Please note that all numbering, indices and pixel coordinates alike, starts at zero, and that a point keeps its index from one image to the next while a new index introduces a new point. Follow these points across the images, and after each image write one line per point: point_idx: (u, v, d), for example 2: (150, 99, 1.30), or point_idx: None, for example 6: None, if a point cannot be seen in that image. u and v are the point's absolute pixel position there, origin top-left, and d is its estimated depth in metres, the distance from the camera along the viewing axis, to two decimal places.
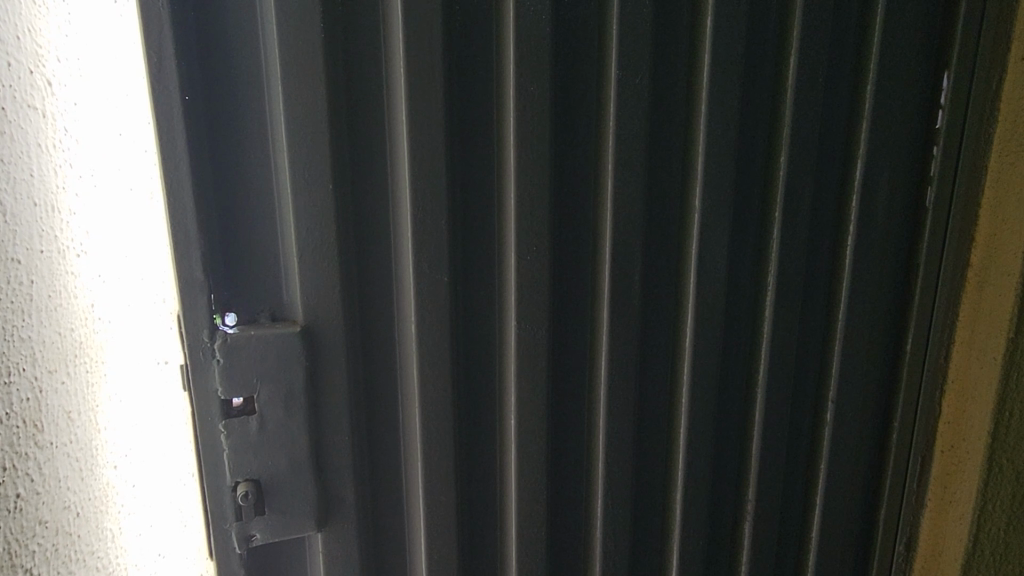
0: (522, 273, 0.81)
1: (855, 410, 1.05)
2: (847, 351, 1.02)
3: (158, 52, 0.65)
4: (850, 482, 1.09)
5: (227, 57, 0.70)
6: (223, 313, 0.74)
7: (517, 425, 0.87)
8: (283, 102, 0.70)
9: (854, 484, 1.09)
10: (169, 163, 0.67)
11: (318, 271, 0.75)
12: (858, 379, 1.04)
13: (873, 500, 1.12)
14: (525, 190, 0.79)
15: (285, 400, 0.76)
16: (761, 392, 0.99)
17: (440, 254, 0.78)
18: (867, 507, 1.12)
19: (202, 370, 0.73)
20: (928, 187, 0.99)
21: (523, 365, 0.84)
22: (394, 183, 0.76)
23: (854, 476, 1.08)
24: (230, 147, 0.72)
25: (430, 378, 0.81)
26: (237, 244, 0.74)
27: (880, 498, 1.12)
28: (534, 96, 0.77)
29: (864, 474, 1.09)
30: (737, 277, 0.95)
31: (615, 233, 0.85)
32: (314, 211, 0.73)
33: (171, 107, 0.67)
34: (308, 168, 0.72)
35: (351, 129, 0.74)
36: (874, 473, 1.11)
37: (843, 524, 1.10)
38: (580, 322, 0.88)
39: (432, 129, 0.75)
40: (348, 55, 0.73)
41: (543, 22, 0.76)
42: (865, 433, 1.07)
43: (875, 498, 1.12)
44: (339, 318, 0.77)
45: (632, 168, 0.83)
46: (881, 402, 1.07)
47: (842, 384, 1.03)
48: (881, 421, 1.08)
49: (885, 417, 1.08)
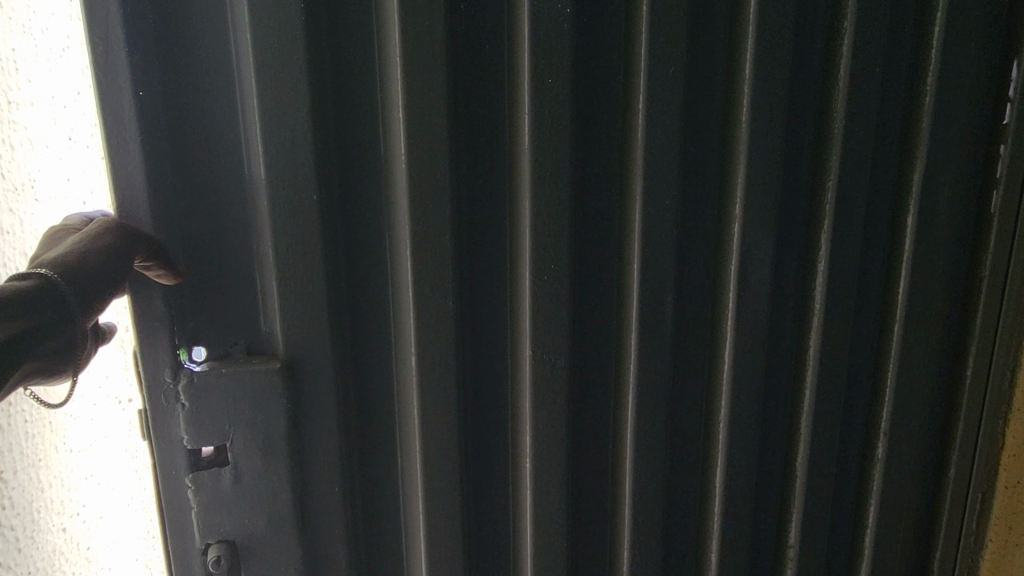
0: (538, 296, 0.70)
1: (910, 440, 0.94)
2: (901, 374, 0.91)
3: (103, 48, 0.54)
4: (902, 517, 0.97)
5: (192, 43, 0.58)
6: (190, 348, 0.63)
7: (533, 472, 0.75)
8: (258, 99, 0.59)
9: (905, 520, 0.98)
10: (121, 181, 0.57)
11: (301, 298, 0.64)
12: (912, 408, 0.92)
13: (925, 535, 1.01)
14: (542, 201, 0.68)
15: (263, 447, 0.65)
16: (807, 425, 0.88)
17: (444, 276, 0.67)
18: (918, 543, 1.01)
19: (165, 416, 0.62)
20: (994, 192, 0.88)
21: (540, 402, 0.73)
22: (389, 194, 0.65)
23: (907, 514, 0.98)
24: (196, 152, 0.60)
25: (433, 419, 0.70)
26: (204, 266, 0.62)
27: (934, 533, 1.00)
28: (553, 93, 0.66)
29: (916, 508, 0.98)
30: (781, 293, 0.83)
31: (645, 249, 0.73)
32: (295, 228, 0.62)
33: (121, 105, 0.55)
34: (287, 180, 0.61)
35: (339, 132, 0.63)
36: (927, 506, 0.99)
37: (894, 562, 0.99)
38: (605, 350, 0.77)
39: (434, 131, 0.63)
40: (334, 42, 0.61)
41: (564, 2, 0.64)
42: (919, 464, 0.96)
43: (927, 533, 1.01)
44: (325, 351, 0.65)
45: (665, 175, 0.72)
46: (935, 429, 0.96)
47: (897, 412, 0.92)
48: (933, 450, 0.97)
49: (938, 445, 0.97)
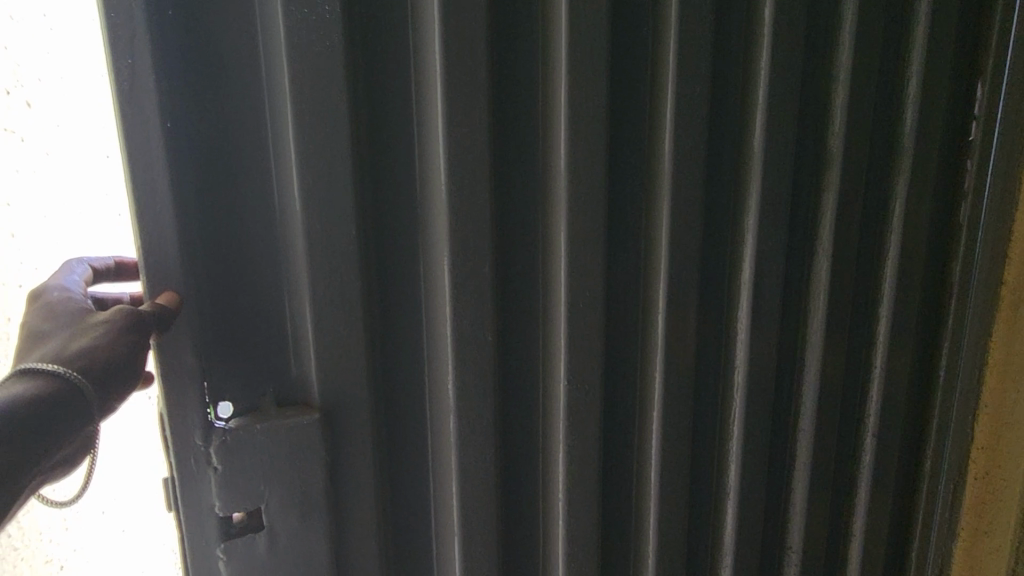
0: (572, 325, 0.67)
1: (895, 442, 0.98)
2: (888, 382, 0.94)
3: (129, 75, 0.47)
4: (886, 515, 1.01)
5: (219, 66, 0.52)
6: (217, 405, 0.57)
7: (565, 507, 0.72)
8: (293, 128, 0.53)
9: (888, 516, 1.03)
10: (148, 225, 0.50)
11: (338, 343, 0.58)
12: (897, 411, 0.96)
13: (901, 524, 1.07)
14: (578, 227, 0.65)
15: (300, 507, 0.59)
16: (808, 434, 0.90)
17: (483, 309, 0.63)
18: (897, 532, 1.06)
19: (196, 482, 0.55)
20: (962, 202, 0.94)
21: (573, 436, 0.69)
22: (424, 224, 0.61)
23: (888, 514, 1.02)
24: (223, 186, 0.54)
25: (470, 462, 0.65)
26: (233, 314, 0.56)
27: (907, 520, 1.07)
28: (588, 112, 0.62)
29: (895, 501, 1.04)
30: (785, 305, 0.85)
31: (672, 271, 0.71)
32: (332, 265, 0.57)
33: (148, 139, 0.49)
34: (321, 215, 0.55)
35: (372, 160, 0.58)
36: (903, 498, 1.05)
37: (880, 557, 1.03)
38: (629, 372, 0.75)
39: (476, 154, 0.59)
40: (367, 59, 0.56)
41: (601, 14, 0.61)
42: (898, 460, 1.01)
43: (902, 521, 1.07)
44: (364, 396, 0.60)
45: (690, 194, 0.70)
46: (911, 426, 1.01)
47: (885, 418, 0.95)
48: (910, 446, 1.02)
49: (914, 441, 1.03)
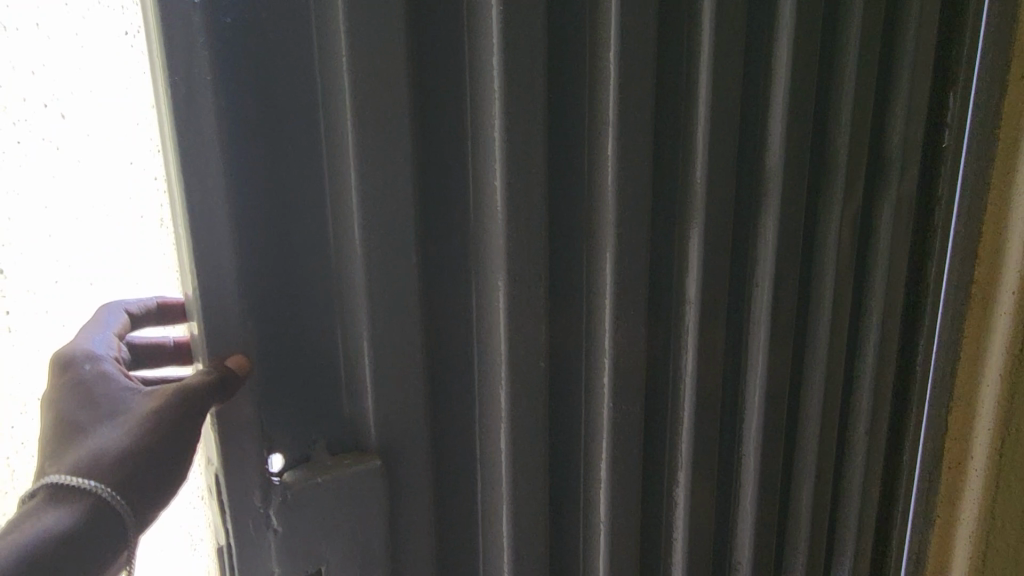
0: (618, 347, 0.63)
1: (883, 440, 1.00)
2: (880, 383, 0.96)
3: (187, 98, 0.42)
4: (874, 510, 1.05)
5: (280, 90, 0.46)
6: (269, 459, 0.51)
7: (608, 538, 0.68)
8: (358, 159, 0.47)
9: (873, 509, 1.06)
10: (204, 269, 0.44)
11: (396, 388, 0.52)
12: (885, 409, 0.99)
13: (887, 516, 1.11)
14: (625, 243, 0.61)
15: (361, 564, 0.53)
16: (813, 443, 0.89)
17: (540, 340, 0.58)
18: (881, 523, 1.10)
19: (252, 544, 0.49)
20: (937, 207, 0.98)
21: (616, 463, 0.66)
22: (480, 249, 0.56)
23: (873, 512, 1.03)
24: (284, 223, 0.48)
25: (524, 502, 0.61)
26: (290, 364, 0.50)
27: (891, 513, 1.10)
28: (635, 122, 0.59)
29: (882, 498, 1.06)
30: (797, 319, 0.84)
31: (704, 285, 0.69)
32: (391, 302, 0.51)
33: (207, 170, 0.43)
34: (383, 253, 0.49)
35: (430, 186, 0.53)
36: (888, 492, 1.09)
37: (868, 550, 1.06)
38: (661, 389, 0.73)
39: (534, 172, 0.54)
40: (417, 69, 0.51)
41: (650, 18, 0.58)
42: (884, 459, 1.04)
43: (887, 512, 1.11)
44: (422, 440, 0.55)
45: (723, 206, 0.68)
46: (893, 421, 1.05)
47: (877, 419, 0.98)
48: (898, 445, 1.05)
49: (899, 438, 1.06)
